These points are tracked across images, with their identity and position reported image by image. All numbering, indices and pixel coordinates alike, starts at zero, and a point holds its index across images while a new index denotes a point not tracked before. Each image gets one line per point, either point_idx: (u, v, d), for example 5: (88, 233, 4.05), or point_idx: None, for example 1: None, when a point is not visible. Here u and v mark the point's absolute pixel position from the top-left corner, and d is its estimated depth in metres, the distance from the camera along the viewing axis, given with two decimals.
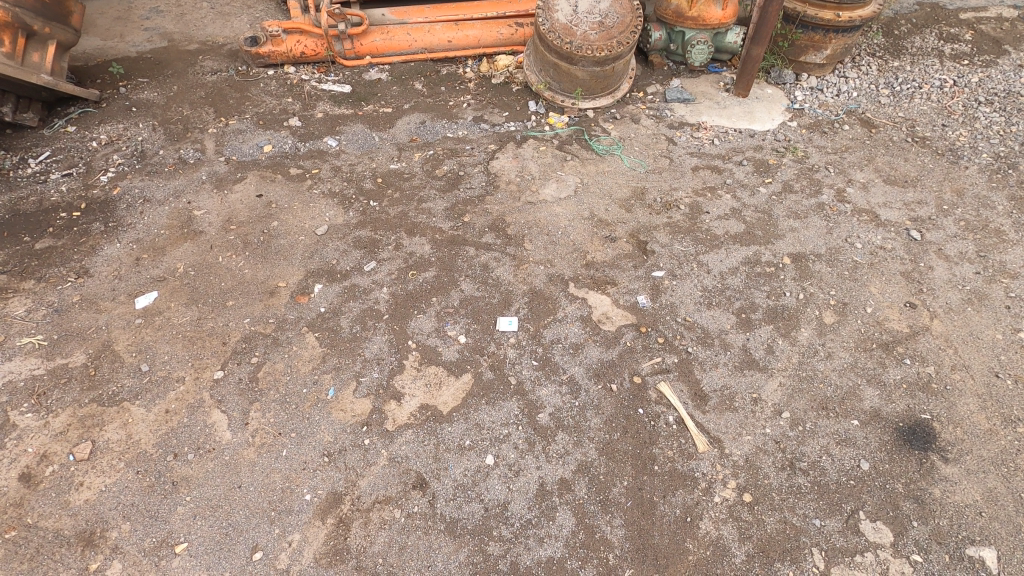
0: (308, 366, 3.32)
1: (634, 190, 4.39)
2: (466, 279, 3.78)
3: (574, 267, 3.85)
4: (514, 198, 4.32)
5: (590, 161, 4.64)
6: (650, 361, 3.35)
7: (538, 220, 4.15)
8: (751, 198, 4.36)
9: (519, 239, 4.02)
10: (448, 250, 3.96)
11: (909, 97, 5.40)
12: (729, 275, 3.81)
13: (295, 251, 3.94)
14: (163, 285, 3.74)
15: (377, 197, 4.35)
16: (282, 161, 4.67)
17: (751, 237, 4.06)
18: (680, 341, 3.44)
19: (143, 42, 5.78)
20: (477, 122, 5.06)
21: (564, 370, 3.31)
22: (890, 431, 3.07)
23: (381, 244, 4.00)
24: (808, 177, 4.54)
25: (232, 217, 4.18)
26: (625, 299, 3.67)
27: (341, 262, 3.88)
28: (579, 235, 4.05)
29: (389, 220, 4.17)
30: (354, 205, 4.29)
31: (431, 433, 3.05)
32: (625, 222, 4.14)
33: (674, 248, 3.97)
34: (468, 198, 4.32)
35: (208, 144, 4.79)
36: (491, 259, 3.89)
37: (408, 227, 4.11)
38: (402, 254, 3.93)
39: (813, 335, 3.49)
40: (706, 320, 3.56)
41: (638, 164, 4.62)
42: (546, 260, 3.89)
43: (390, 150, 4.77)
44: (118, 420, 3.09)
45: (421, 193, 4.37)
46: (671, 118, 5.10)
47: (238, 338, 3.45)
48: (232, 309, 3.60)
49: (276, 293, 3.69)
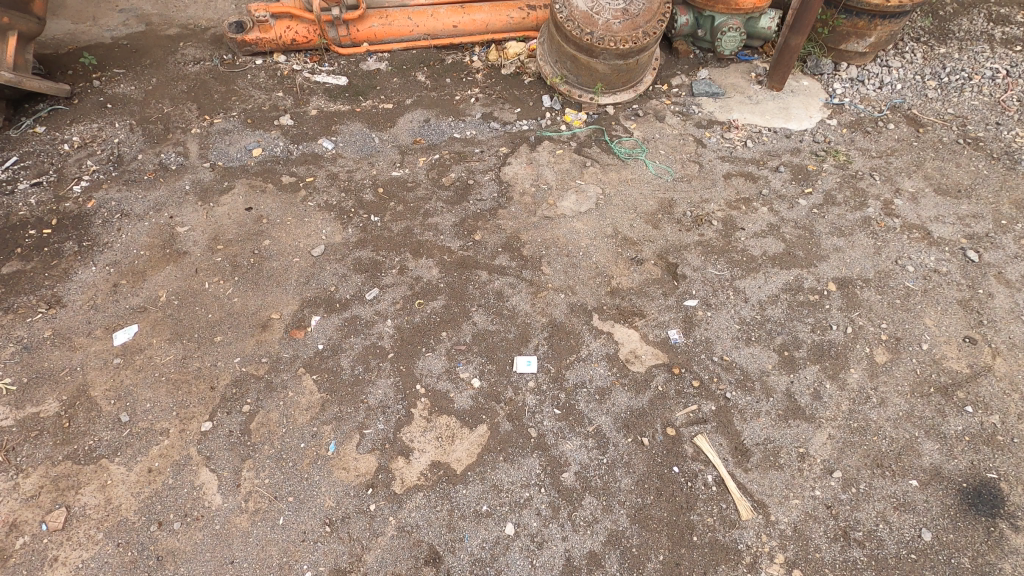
0: (305, 415, 3.00)
1: (661, 203, 3.99)
2: (479, 309, 3.42)
3: (597, 295, 3.48)
4: (529, 212, 3.92)
5: (612, 168, 4.21)
6: (684, 409, 3.03)
7: (556, 239, 3.76)
8: (790, 211, 3.96)
9: (537, 261, 3.65)
10: (458, 274, 3.59)
11: (958, 90, 4.92)
12: (769, 304, 3.45)
13: (289, 276, 3.57)
14: (144, 317, 3.39)
15: (378, 210, 3.95)
16: (273, 167, 4.25)
17: (791, 258, 3.68)
18: (717, 386, 3.11)
19: (118, 26, 5.26)
20: (486, 120, 4.61)
21: (590, 421, 2.99)
22: (952, 494, 2.77)
23: (384, 267, 3.63)
24: (851, 186, 4.13)
25: (219, 235, 3.79)
26: (655, 333, 3.32)
27: (340, 289, 3.52)
28: (602, 257, 3.66)
29: (393, 239, 3.78)
30: (354, 220, 3.89)
31: (444, 496, 2.74)
32: (652, 241, 3.76)
33: (707, 272, 3.60)
34: (479, 212, 3.92)
35: (191, 147, 4.36)
36: (505, 285, 3.53)
37: (414, 248, 3.74)
38: (408, 280, 3.57)
39: (864, 377, 3.16)
40: (745, 359, 3.21)
41: (664, 171, 4.20)
42: (567, 286, 3.53)
43: (391, 154, 4.34)
44: (96, 481, 2.78)
45: (427, 207, 3.97)
46: (699, 115, 4.65)
47: (228, 381, 3.12)
48: (220, 346, 3.25)
49: (268, 327, 3.34)
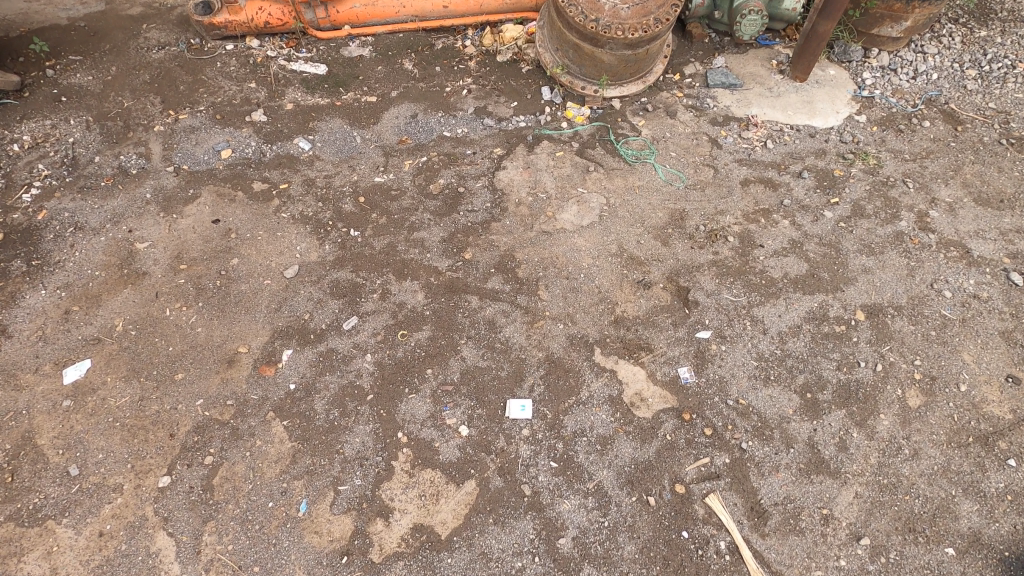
0: (274, 469, 2.70)
1: (672, 215, 3.60)
2: (468, 342, 3.09)
3: (600, 326, 3.14)
4: (525, 225, 3.55)
5: (617, 173, 3.81)
6: (695, 463, 2.73)
7: (555, 258, 3.40)
8: (814, 225, 3.57)
9: (533, 285, 3.29)
10: (446, 300, 3.24)
11: (1001, 80, 4.44)
12: (790, 337, 3.11)
13: (259, 302, 3.23)
14: (98, 350, 3.06)
15: (359, 223, 3.57)
16: (244, 171, 3.85)
17: (816, 282, 3.32)
18: (732, 434, 2.81)
19: (74, 5, 4.77)
20: (479, 115, 4.17)
21: (590, 476, 2.69)
22: (993, 564, 2.49)
23: (364, 291, 3.28)
24: (882, 195, 3.73)
25: (182, 252, 3.43)
26: (663, 371, 2.99)
27: (315, 317, 3.18)
28: (605, 280, 3.31)
29: (374, 258, 3.42)
30: (331, 235, 3.52)
31: (427, 566, 2.47)
32: (660, 260, 3.39)
33: (722, 297, 3.25)
34: (470, 226, 3.55)
35: (153, 148, 3.95)
36: (498, 313, 3.19)
37: (398, 268, 3.38)
38: (391, 306, 3.22)
39: (895, 424, 2.84)
40: (763, 403, 2.90)
41: (675, 177, 3.80)
42: (566, 314, 3.18)
43: (374, 156, 3.93)
44: (41, 547, 2.50)
45: (413, 219, 3.59)
46: (714, 110, 4.21)
47: (190, 428, 2.81)
48: (181, 386, 2.94)
49: (235, 363, 3.01)
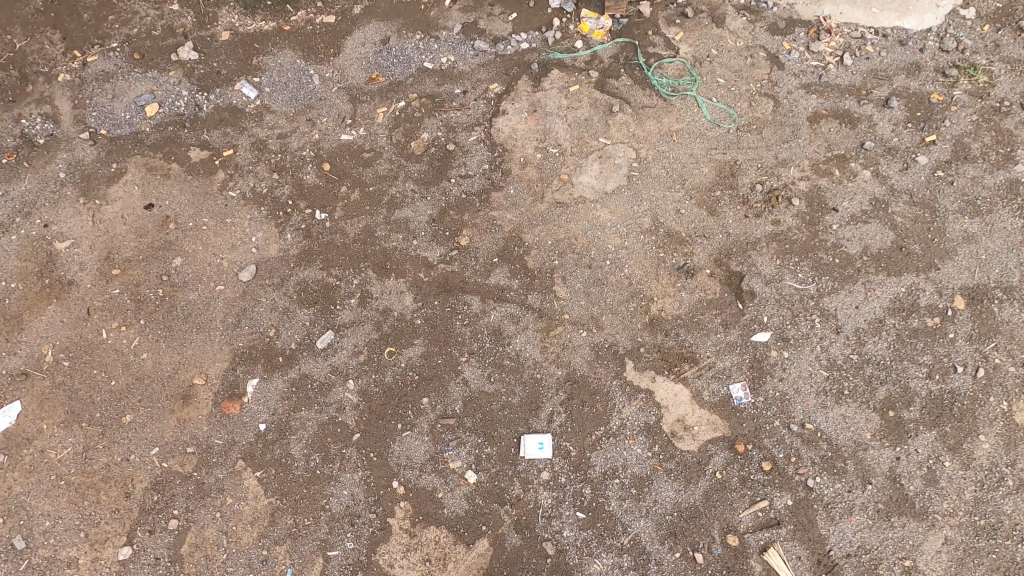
0: (250, 532, 2.32)
1: (721, 171, 2.82)
2: (470, 359, 2.52)
3: (632, 332, 2.54)
4: (534, 194, 2.81)
5: (649, 113, 2.91)
6: (751, 508, 2.29)
7: (573, 240, 2.71)
8: (903, 176, 2.78)
9: (548, 280, 2.64)
10: (441, 305, 2.62)
11: None
12: (869, 336, 2.50)
13: (214, 316, 2.64)
14: (27, 389, 2.54)
15: (325, 202, 2.85)
16: (177, 134, 3.00)
17: (904, 257, 2.62)
18: (796, 468, 2.32)
19: None
20: (468, 35, 3.07)
21: (624, 529, 2.29)
22: None
23: (339, 295, 2.66)
24: (992, 129, 2.82)
25: (113, 252, 2.77)
26: (711, 389, 2.43)
27: (283, 334, 2.60)
28: (637, 268, 2.64)
29: (349, 251, 2.75)
30: (292, 220, 2.82)
31: None
32: (706, 236, 2.69)
33: (783, 285, 2.59)
34: (465, 200, 2.82)
35: (60, 105, 3.00)
36: (506, 320, 2.58)
37: (378, 262, 2.72)
38: (373, 315, 2.62)
39: (999, 449, 2.33)
40: (835, 426, 2.37)
41: (724, 116, 2.90)
42: (589, 317, 2.57)
43: (338, 103, 3.01)
44: None
45: (392, 193, 2.86)
46: (777, 12, 3.04)
47: (147, 484, 2.38)
48: (132, 432, 2.45)
49: (191, 398, 2.50)
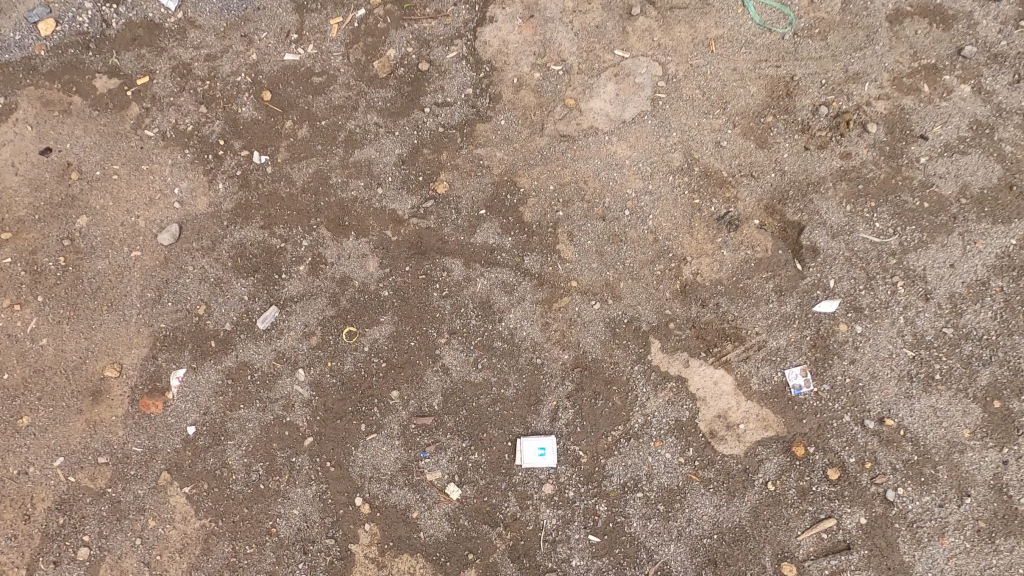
0: (180, 563, 1.87)
1: (773, 90, 2.14)
2: (452, 341, 1.98)
3: (658, 303, 1.97)
4: (531, 125, 2.17)
5: (678, 16, 2.17)
6: (813, 529, 1.78)
7: (582, 184, 2.10)
8: (1015, 92, 2.07)
9: (550, 237, 2.06)
10: (413, 271, 2.06)
11: None
12: (969, 304, 1.92)
13: (129, 290, 2.09)
14: None
15: (266, 141, 2.24)
16: (78, 57, 2.31)
17: (1016, 200, 1.99)
18: (872, 478, 1.80)
19: None
20: None
21: (650, 556, 1.81)
22: None
23: (285, 261, 2.10)
24: None
25: (4, 210, 2.19)
26: (761, 375, 1.89)
27: (215, 313, 2.06)
28: (664, 220, 2.05)
29: (296, 204, 2.16)
30: (225, 166, 2.22)
31: None
32: (755, 176, 2.08)
33: (855, 239, 2.00)
34: (442, 135, 2.19)
35: None
36: (497, 290, 2.02)
37: (334, 218, 2.13)
38: (329, 286, 2.06)
39: None
40: (923, 422, 1.83)
41: (778, 19, 2.15)
42: (603, 286, 2.00)
43: (281, 13, 2.29)
44: None
45: (350, 128, 2.22)
46: None
47: (51, 504, 1.92)
48: (30, 438, 1.96)
49: (102, 395, 1.99)
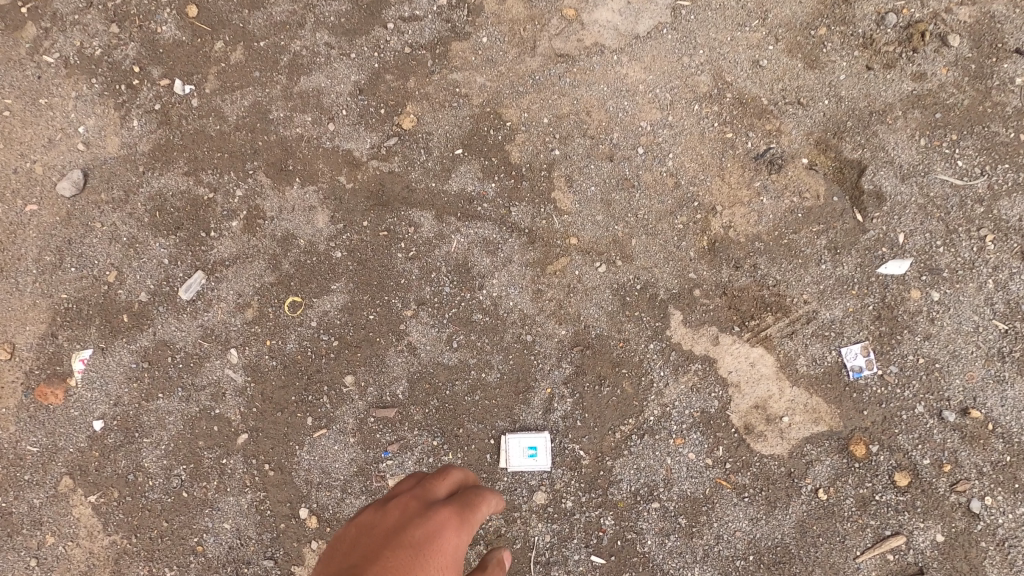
0: None
1: None
2: (421, 314, 1.59)
3: (679, 265, 1.56)
4: (521, 42, 1.69)
5: None
6: (876, 549, 1.41)
7: (583, 115, 1.66)
8: None
9: (544, 183, 1.63)
10: (373, 228, 1.64)
11: None
12: None
13: (22, 252, 1.69)
14: None
15: (191, 67, 1.77)
16: None
17: None
18: (953, 485, 1.42)
19: None
20: None
21: None
22: None
23: (215, 216, 1.68)
24: None
25: None
26: (810, 355, 1.50)
27: (127, 281, 1.65)
28: (688, 160, 1.62)
29: (229, 146, 1.73)
30: (140, 98, 1.77)
31: None
32: (804, 102, 1.62)
33: (932, 181, 1.56)
34: (408, 57, 1.72)
35: None
36: (477, 249, 1.61)
37: (275, 162, 1.71)
38: (268, 247, 1.65)
39: None
40: (1017, 415, 1.44)
41: None
42: (610, 244, 1.59)
43: None
44: None
45: (296, 49, 1.75)
46: None
47: None
48: None
49: None
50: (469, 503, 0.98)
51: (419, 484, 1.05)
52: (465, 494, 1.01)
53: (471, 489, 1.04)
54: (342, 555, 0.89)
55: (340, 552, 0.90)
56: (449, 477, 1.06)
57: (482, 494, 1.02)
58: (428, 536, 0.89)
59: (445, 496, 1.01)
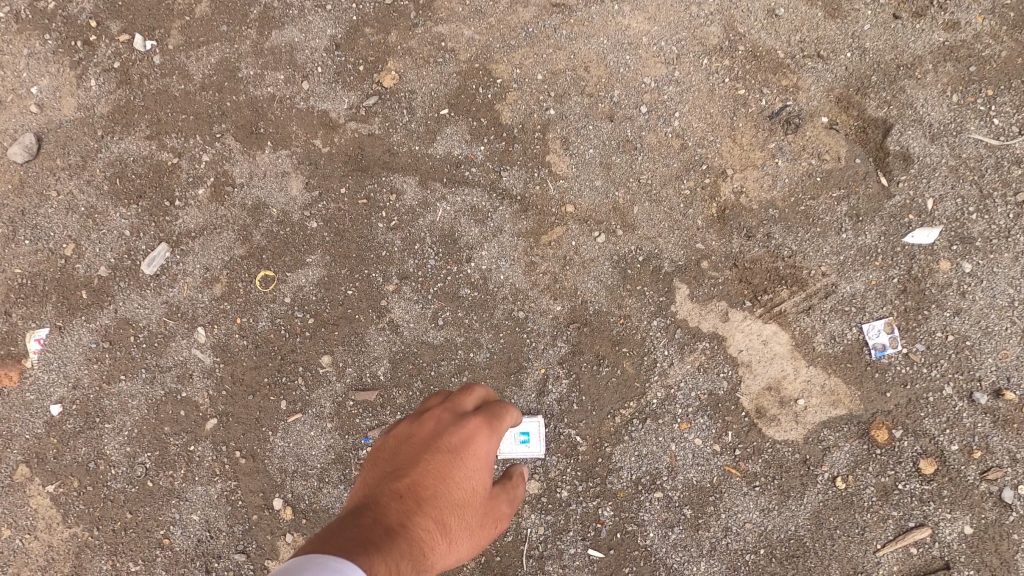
0: None
1: None
2: (403, 290, 1.46)
3: (686, 235, 1.43)
4: None
5: None
6: (898, 543, 1.30)
7: (582, 71, 1.50)
8: None
9: (538, 146, 1.49)
10: (351, 196, 1.51)
11: None
12: None
13: None
14: None
15: (152, 21, 1.61)
16: None
17: None
18: (984, 474, 1.29)
19: None
20: None
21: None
22: None
23: (180, 184, 1.54)
24: None
25: None
26: (828, 333, 1.37)
27: (85, 255, 1.52)
28: (696, 119, 1.47)
29: (194, 107, 1.58)
30: (98, 56, 1.61)
31: None
32: (825, 55, 1.47)
33: (965, 142, 1.41)
34: (388, 9, 1.56)
35: None
36: (464, 219, 1.47)
37: (244, 124, 1.56)
38: (237, 217, 1.52)
39: None
40: None
41: None
42: (611, 212, 1.45)
43: None
44: None
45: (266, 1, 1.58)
46: None
47: None
48: None
49: None
50: (497, 415, 1.00)
51: (447, 397, 1.06)
52: (492, 407, 1.02)
53: (500, 400, 1.05)
54: (382, 463, 0.97)
55: (380, 460, 0.98)
56: (476, 390, 1.06)
57: (507, 405, 1.02)
58: (461, 446, 0.96)
59: (474, 410, 1.03)
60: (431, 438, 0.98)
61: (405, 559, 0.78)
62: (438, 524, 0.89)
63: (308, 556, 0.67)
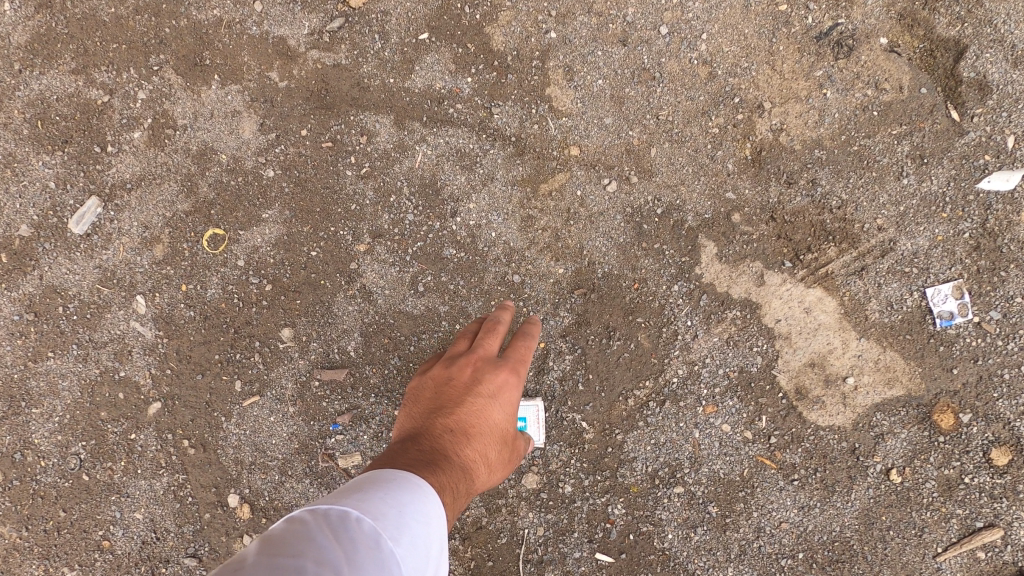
0: None
1: None
2: (376, 251, 1.23)
3: (714, 182, 1.19)
4: None
5: None
6: (963, 546, 1.10)
7: None
8: None
9: (536, 77, 1.23)
10: (313, 139, 1.26)
11: None
12: None
13: None
14: None
15: None
16: None
17: None
18: None
19: None
20: None
21: None
22: None
23: (113, 127, 1.30)
24: None
25: None
26: (884, 299, 1.14)
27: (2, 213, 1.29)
28: (727, 42, 1.20)
29: (126, 34, 1.30)
30: None
31: None
32: None
33: None
34: None
35: None
36: (448, 164, 1.24)
37: (185, 54, 1.29)
38: (180, 166, 1.27)
39: None
40: None
41: None
42: (624, 156, 1.21)
43: None
44: None
45: None
46: None
47: None
48: None
49: None
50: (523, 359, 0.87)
51: (472, 340, 0.92)
52: (519, 346, 0.89)
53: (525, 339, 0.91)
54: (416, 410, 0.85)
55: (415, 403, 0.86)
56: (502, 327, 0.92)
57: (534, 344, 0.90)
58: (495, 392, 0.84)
59: (505, 348, 0.89)
60: (470, 380, 0.84)
61: (452, 493, 0.70)
62: (482, 459, 0.81)
63: (373, 472, 0.64)
